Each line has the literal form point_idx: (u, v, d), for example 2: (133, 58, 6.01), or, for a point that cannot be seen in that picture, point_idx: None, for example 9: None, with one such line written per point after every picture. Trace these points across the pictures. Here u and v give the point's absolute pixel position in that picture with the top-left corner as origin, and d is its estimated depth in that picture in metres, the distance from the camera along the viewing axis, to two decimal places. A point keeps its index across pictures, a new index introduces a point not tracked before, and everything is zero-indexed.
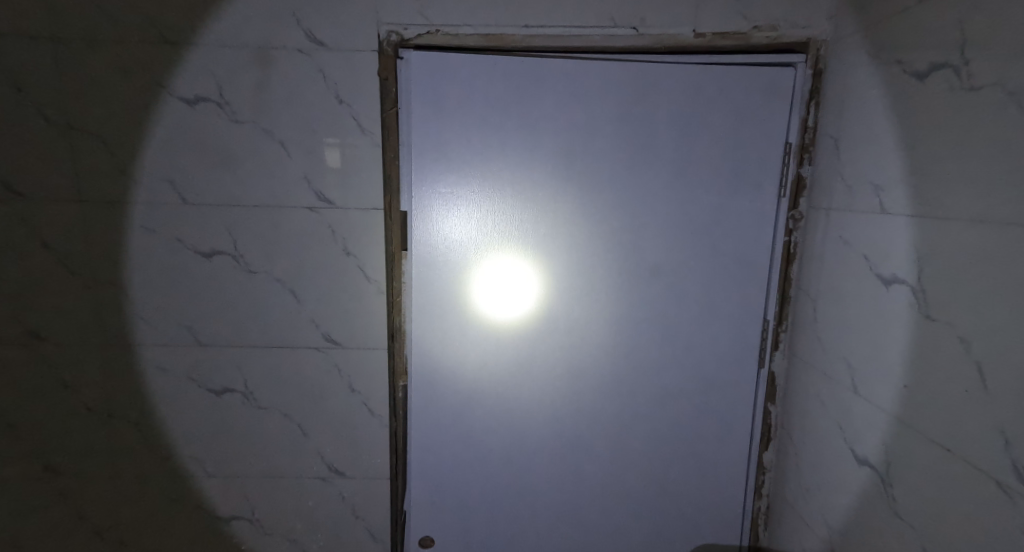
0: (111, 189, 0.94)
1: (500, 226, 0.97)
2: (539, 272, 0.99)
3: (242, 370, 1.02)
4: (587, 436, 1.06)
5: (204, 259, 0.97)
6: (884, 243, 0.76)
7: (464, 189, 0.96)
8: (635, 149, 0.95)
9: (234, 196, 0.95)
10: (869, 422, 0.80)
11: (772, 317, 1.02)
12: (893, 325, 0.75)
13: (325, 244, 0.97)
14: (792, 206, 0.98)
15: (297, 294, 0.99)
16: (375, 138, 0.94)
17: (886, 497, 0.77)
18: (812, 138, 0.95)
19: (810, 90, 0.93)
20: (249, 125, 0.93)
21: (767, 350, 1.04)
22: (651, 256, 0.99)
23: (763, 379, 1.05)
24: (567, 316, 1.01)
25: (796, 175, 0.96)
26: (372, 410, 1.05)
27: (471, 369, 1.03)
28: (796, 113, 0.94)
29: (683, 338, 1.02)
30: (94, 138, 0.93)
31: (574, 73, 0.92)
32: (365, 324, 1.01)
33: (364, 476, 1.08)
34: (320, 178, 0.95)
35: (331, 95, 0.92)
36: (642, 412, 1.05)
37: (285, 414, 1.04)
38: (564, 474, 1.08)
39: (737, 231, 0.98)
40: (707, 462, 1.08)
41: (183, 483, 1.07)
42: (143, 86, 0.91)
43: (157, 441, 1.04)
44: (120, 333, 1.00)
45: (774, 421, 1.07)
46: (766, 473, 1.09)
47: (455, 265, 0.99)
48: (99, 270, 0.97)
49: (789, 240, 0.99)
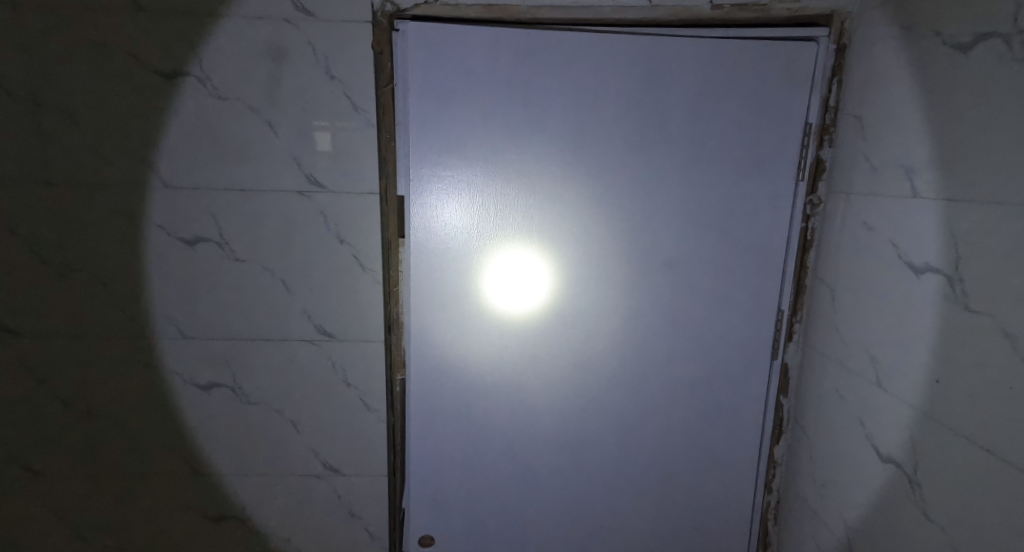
0: (84, 172, 0.87)
1: (505, 212, 0.92)
2: (547, 263, 0.94)
3: (230, 364, 0.96)
4: (594, 431, 1.02)
5: (187, 247, 0.91)
6: (914, 228, 0.72)
7: (466, 173, 0.90)
8: (646, 131, 0.89)
9: (219, 179, 0.88)
10: (893, 415, 0.76)
11: (787, 306, 0.98)
12: (923, 316, 0.71)
13: (317, 231, 0.91)
14: (810, 191, 0.93)
15: (288, 284, 0.93)
16: (369, 118, 0.87)
17: (913, 496, 0.73)
18: (833, 119, 0.90)
19: (833, 66, 0.88)
20: (232, 102, 0.86)
21: (780, 341, 1.00)
22: (661, 244, 0.94)
23: (775, 370, 1.01)
24: (574, 308, 0.96)
25: (815, 158, 0.91)
26: (368, 405, 1.00)
27: (474, 362, 0.98)
28: (816, 92, 0.89)
29: (694, 329, 0.98)
30: (65, 117, 0.85)
31: (583, 46, 0.86)
32: (360, 315, 0.96)
33: (362, 473, 1.03)
34: (311, 160, 0.88)
35: (320, 70, 0.85)
36: (651, 405, 1.01)
37: (277, 409, 0.99)
38: (569, 470, 1.04)
39: (751, 216, 0.93)
40: (716, 455, 1.04)
41: (170, 482, 1.02)
42: (116, 59, 0.84)
43: (142, 439, 0.99)
44: (98, 326, 0.94)
45: (787, 414, 1.03)
46: (778, 467, 1.06)
47: (457, 255, 0.93)
48: (73, 259, 0.91)
49: (806, 226, 0.95)
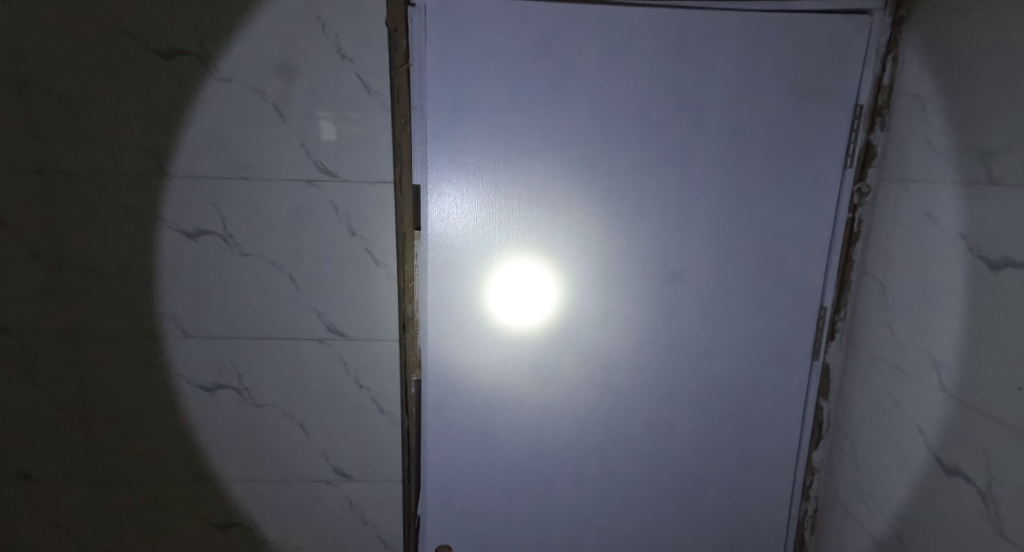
0: (78, 160, 0.81)
1: (528, 204, 0.86)
2: (573, 259, 0.88)
3: (236, 363, 0.91)
4: (620, 436, 0.96)
5: (189, 240, 0.85)
6: (994, 219, 0.65)
7: (486, 162, 0.84)
8: (683, 114, 0.83)
9: (221, 167, 0.82)
10: (964, 425, 0.69)
11: (830, 303, 0.91)
12: (1005, 317, 0.64)
13: (328, 223, 0.85)
14: (858, 178, 0.86)
15: (296, 279, 0.87)
16: (383, 101, 0.80)
17: (988, 514, 0.66)
18: (887, 99, 0.82)
19: (887, 42, 0.80)
20: (235, 83, 0.79)
21: (822, 340, 0.93)
22: (696, 238, 0.88)
23: (816, 371, 0.95)
24: (599, 306, 0.90)
25: (864, 143, 0.84)
26: (381, 408, 0.94)
27: (494, 362, 0.92)
28: (869, 70, 0.82)
29: (729, 328, 0.92)
30: (56, 100, 0.79)
31: (615, 21, 0.79)
32: (373, 313, 0.89)
33: (375, 479, 0.98)
34: (321, 146, 0.82)
35: (330, 48, 0.78)
36: (681, 408, 0.95)
37: (285, 412, 0.93)
38: (593, 477, 0.99)
39: (794, 207, 0.87)
40: (750, 461, 0.98)
41: (173, 488, 0.96)
42: (110, 37, 0.77)
43: (144, 443, 0.94)
44: (96, 325, 0.88)
45: (827, 418, 0.96)
46: (816, 473, 0.99)
47: (476, 248, 0.87)
48: (67, 253, 0.85)
49: (853, 217, 0.88)
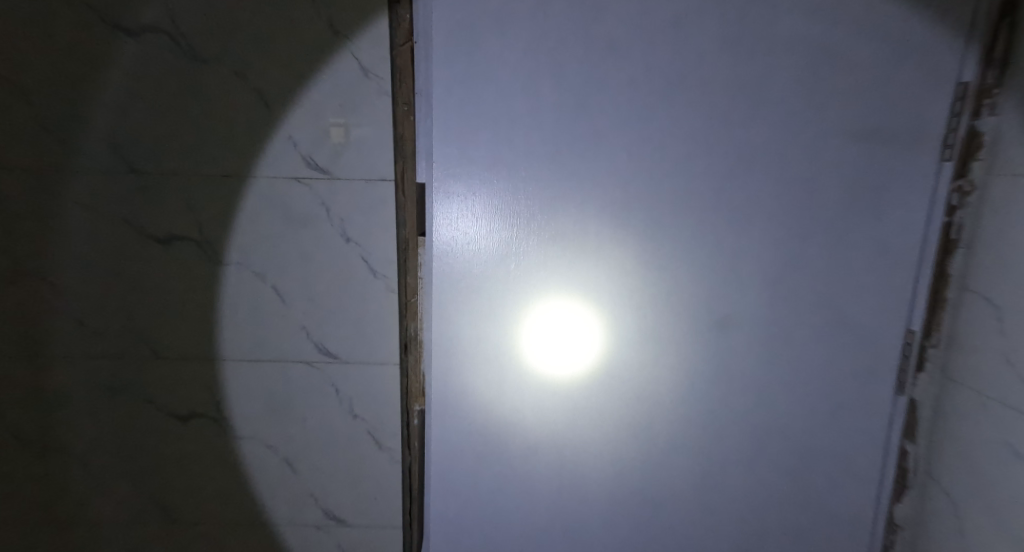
0: (31, 153, 0.70)
1: (553, 207, 0.73)
2: (604, 272, 0.75)
3: (214, 389, 0.78)
4: (661, 479, 0.82)
5: (159, 246, 0.73)
6: None
7: (503, 158, 0.72)
8: (741, 99, 0.69)
9: (196, 162, 0.70)
10: None
11: (919, 326, 0.75)
12: None
13: (318, 227, 0.72)
14: (958, 174, 0.70)
15: (281, 293, 0.74)
16: (383, 84, 0.67)
17: None
18: (999, 75, 0.67)
19: (1002, 4, 0.65)
20: (212, 65, 0.67)
21: (909, 370, 0.77)
22: (753, 247, 0.74)
23: (900, 408, 0.78)
24: (637, 327, 0.76)
25: (968, 130, 0.69)
26: (379, 442, 0.80)
27: (511, 390, 0.79)
28: (975, 41, 0.67)
29: (795, 354, 0.77)
30: (5, 83, 0.67)
31: None
32: (371, 333, 0.76)
33: (372, 525, 0.84)
34: (309, 138, 0.69)
35: (321, 21, 0.66)
36: (734, 447, 0.80)
37: (270, 445, 0.80)
38: (628, 526, 0.84)
39: (876, 210, 0.72)
40: (817, 513, 0.82)
41: (142, 531, 0.84)
42: (67, 9, 0.65)
43: (108, 479, 0.81)
44: (53, 344, 0.76)
45: (912, 466, 0.80)
46: (899, 531, 0.82)
47: (491, 258, 0.75)
48: (20, 262, 0.73)
49: (950, 221, 0.72)
